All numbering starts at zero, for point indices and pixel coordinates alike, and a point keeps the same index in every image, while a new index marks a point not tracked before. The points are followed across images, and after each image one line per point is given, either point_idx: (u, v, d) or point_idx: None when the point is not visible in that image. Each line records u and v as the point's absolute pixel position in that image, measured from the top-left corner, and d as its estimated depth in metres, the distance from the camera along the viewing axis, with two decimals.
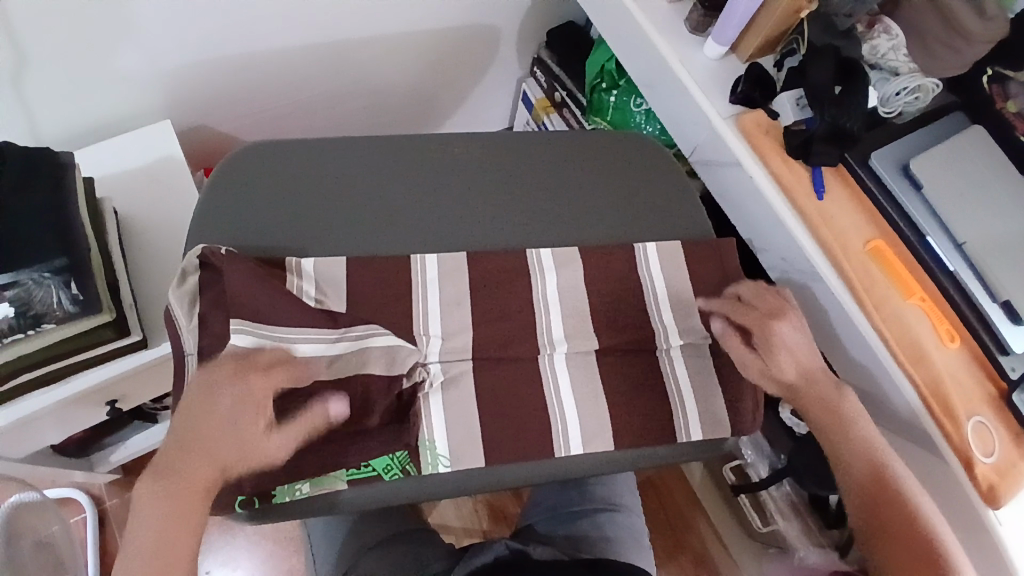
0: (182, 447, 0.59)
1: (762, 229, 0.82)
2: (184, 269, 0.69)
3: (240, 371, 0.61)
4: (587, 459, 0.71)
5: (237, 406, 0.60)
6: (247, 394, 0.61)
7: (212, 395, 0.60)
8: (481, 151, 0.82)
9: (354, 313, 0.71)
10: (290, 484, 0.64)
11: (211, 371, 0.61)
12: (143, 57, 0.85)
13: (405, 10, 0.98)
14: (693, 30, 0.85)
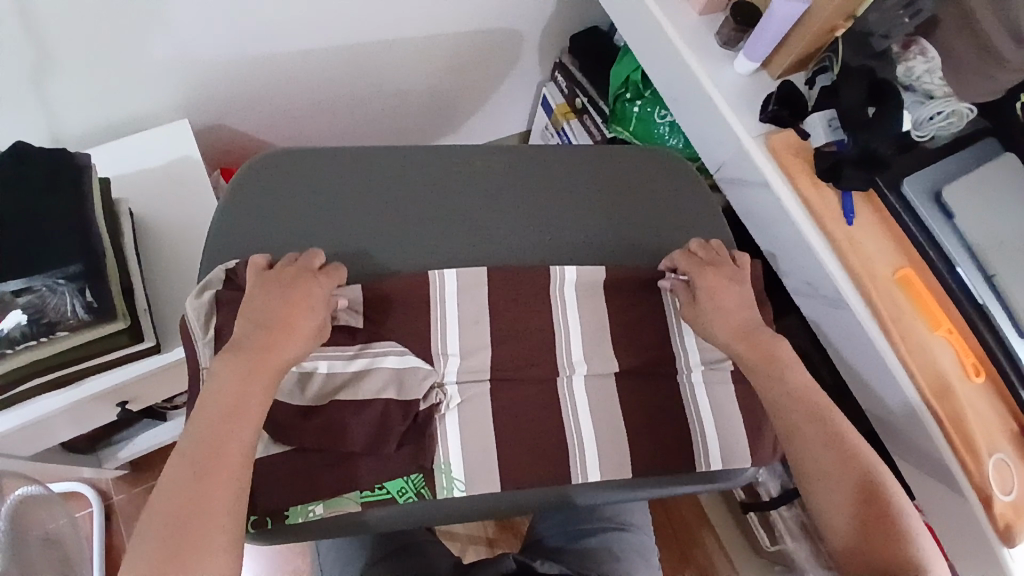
0: (185, 463, 0.56)
1: (788, 251, 0.81)
2: (206, 281, 0.69)
3: (255, 364, 0.62)
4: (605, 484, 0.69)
5: (238, 396, 0.60)
6: (249, 385, 0.61)
7: (226, 381, 0.61)
8: (503, 163, 0.80)
9: (371, 330, 0.70)
10: (303, 505, 0.64)
11: (232, 362, 0.62)
12: (162, 56, 0.84)
13: (428, 13, 0.96)
14: (724, 44, 0.83)
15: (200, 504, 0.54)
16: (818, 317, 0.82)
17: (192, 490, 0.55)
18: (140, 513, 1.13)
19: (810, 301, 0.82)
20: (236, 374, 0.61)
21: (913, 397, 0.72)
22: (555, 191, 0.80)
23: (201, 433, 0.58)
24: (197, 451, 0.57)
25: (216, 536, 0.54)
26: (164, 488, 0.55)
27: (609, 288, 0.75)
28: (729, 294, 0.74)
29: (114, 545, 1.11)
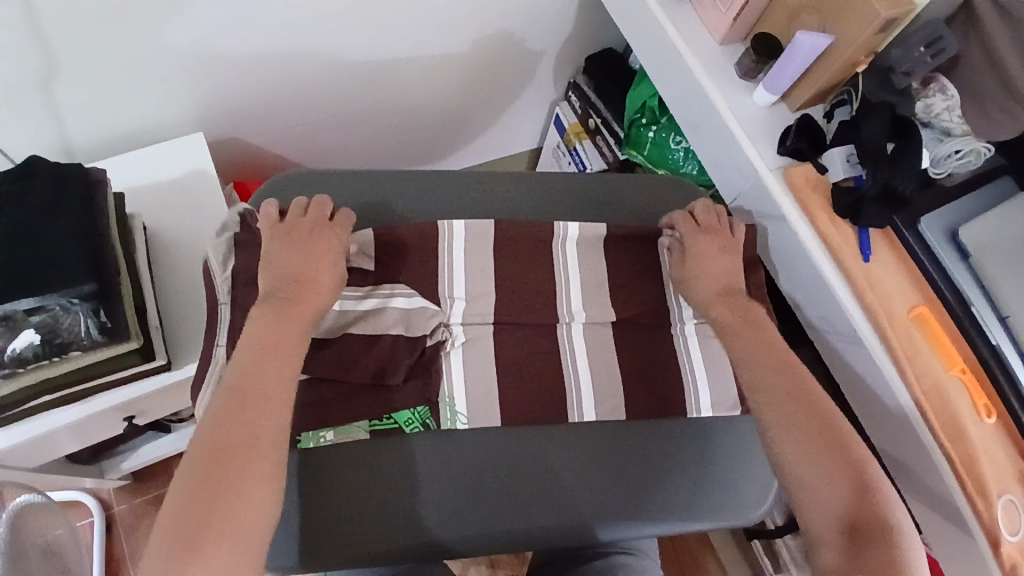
0: (219, 419, 0.57)
1: (805, 287, 0.80)
2: (224, 223, 0.71)
3: (281, 317, 0.62)
4: (616, 493, 0.69)
5: (265, 352, 0.60)
6: (278, 341, 0.61)
7: (255, 337, 0.61)
8: (519, 187, 0.79)
9: (379, 270, 0.71)
10: (314, 432, 0.65)
11: (257, 318, 0.62)
12: (180, 71, 0.83)
13: (447, 31, 0.96)
14: (743, 75, 0.82)
15: (234, 457, 0.55)
16: (833, 356, 0.82)
17: (227, 444, 0.55)
18: (141, 524, 1.12)
19: (825, 338, 0.81)
20: (265, 329, 0.61)
21: (925, 437, 0.72)
22: (569, 216, 0.79)
23: (231, 392, 0.58)
24: (229, 407, 0.57)
25: (252, 492, 0.54)
26: (199, 442, 0.56)
27: (610, 248, 0.76)
28: (725, 263, 0.73)
29: (115, 556, 1.10)
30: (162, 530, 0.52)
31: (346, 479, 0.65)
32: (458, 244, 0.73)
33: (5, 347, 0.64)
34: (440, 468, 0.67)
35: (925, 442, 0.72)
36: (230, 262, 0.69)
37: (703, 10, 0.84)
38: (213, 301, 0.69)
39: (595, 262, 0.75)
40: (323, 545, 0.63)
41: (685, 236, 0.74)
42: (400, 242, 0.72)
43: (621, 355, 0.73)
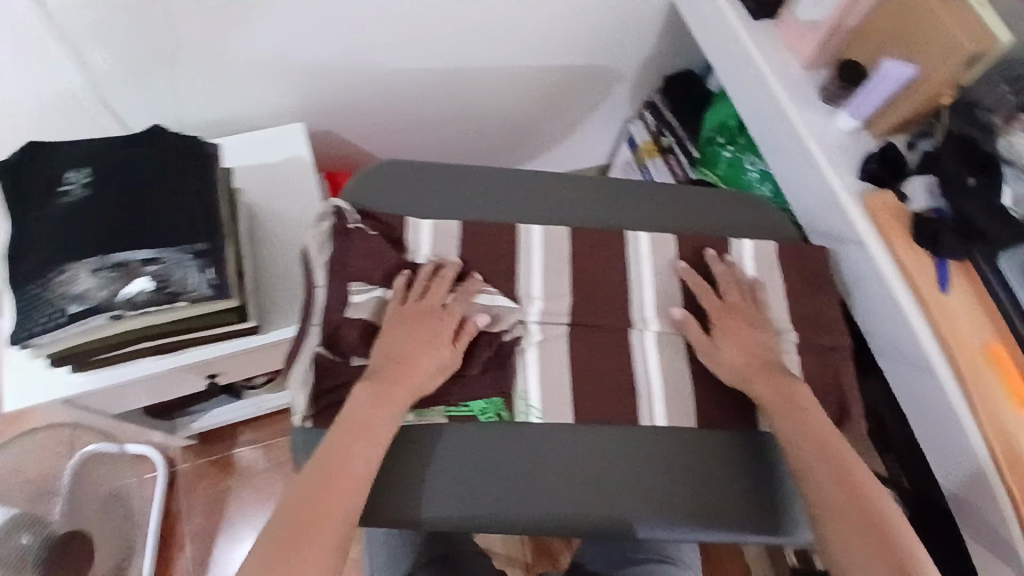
0: (300, 497, 0.58)
1: (878, 314, 0.80)
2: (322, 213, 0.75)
3: (385, 400, 0.65)
4: (669, 496, 0.69)
5: (357, 435, 0.63)
6: (375, 425, 0.64)
7: (349, 421, 0.63)
8: (596, 194, 0.82)
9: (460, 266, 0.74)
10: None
11: (360, 400, 0.65)
12: (290, 65, 0.90)
13: (537, 44, 1.01)
14: (828, 100, 0.84)
15: (313, 532, 0.56)
16: (899, 385, 0.80)
17: (301, 522, 0.56)
18: (200, 484, 1.18)
19: (896, 366, 0.80)
20: (364, 413, 0.64)
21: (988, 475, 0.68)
22: (644, 224, 0.80)
23: (319, 471, 0.60)
24: (311, 487, 0.58)
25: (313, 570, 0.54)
26: (287, 498, 0.59)
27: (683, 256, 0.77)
28: (758, 335, 0.71)
29: (171, 511, 1.17)
30: None
31: (415, 450, 0.69)
32: (534, 241, 0.76)
33: (120, 289, 0.70)
34: (509, 450, 0.70)
35: (988, 481, 0.68)
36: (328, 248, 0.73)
37: (789, 36, 0.86)
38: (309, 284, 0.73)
39: (665, 269, 0.76)
40: (390, 496, 0.67)
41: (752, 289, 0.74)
42: (483, 240, 0.76)
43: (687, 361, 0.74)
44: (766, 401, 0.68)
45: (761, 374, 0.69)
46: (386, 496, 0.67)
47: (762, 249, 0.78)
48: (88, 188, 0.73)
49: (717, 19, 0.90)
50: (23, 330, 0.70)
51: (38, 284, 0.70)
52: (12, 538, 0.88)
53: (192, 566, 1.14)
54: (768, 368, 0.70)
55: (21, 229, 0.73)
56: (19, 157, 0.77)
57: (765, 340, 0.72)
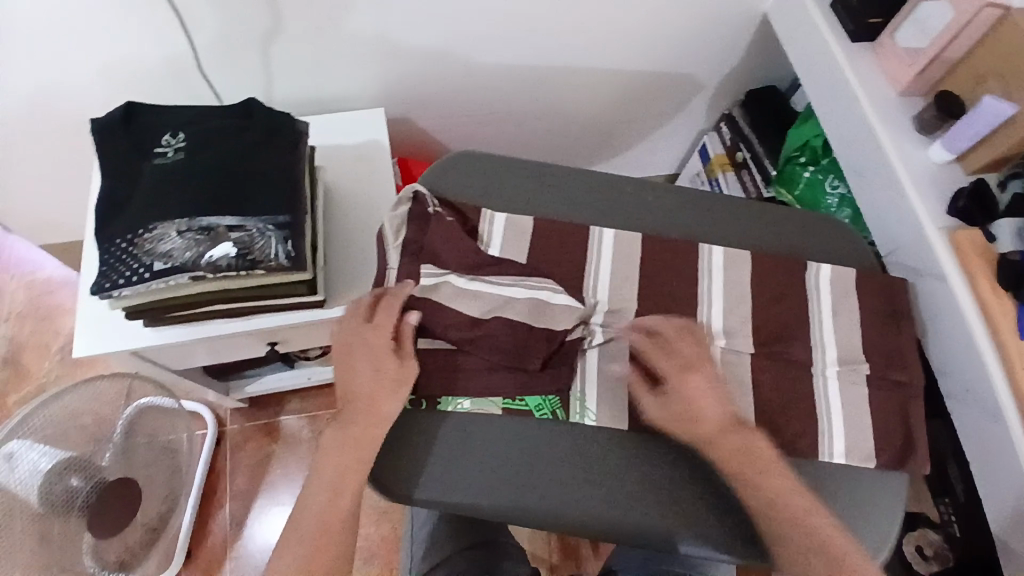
0: (305, 548, 0.62)
1: (951, 353, 0.77)
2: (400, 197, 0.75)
3: (351, 435, 0.66)
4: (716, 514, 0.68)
5: (339, 471, 0.65)
6: (350, 457, 0.65)
7: (329, 461, 0.66)
8: (673, 199, 0.80)
9: (529, 263, 0.74)
10: (454, 397, 0.70)
11: (332, 439, 0.67)
12: (378, 50, 0.92)
13: (622, 49, 1.00)
14: (920, 129, 0.81)
15: (320, 564, 0.61)
16: (965, 431, 0.77)
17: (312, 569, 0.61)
18: (246, 445, 1.24)
19: (966, 410, 0.76)
20: (342, 452, 0.66)
21: None
22: (723, 239, 0.78)
23: (313, 522, 0.63)
24: (311, 538, 0.62)
25: None
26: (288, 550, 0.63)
27: (757, 275, 0.75)
28: (709, 396, 0.67)
29: (217, 467, 1.22)
30: None
31: (468, 436, 0.69)
32: (606, 244, 0.76)
33: (205, 252, 0.72)
34: (512, 441, 0.69)
35: None
36: (404, 232, 0.74)
37: (885, 60, 0.84)
38: (383, 266, 0.75)
39: (737, 286, 0.75)
40: (391, 473, 0.67)
41: (800, 329, 0.73)
42: (556, 236, 0.76)
43: (755, 382, 0.70)
44: (727, 464, 0.65)
45: (727, 437, 0.66)
46: (388, 473, 0.67)
47: (838, 273, 0.76)
48: (183, 153, 0.76)
49: (811, 38, 0.89)
50: (106, 282, 0.72)
51: (128, 239, 0.73)
52: (61, 484, 0.88)
53: (230, 523, 1.19)
54: (726, 430, 0.66)
55: (114, 185, 0.76)
56: (116, 113, 0.79)
57: (723, 400, 0.67)
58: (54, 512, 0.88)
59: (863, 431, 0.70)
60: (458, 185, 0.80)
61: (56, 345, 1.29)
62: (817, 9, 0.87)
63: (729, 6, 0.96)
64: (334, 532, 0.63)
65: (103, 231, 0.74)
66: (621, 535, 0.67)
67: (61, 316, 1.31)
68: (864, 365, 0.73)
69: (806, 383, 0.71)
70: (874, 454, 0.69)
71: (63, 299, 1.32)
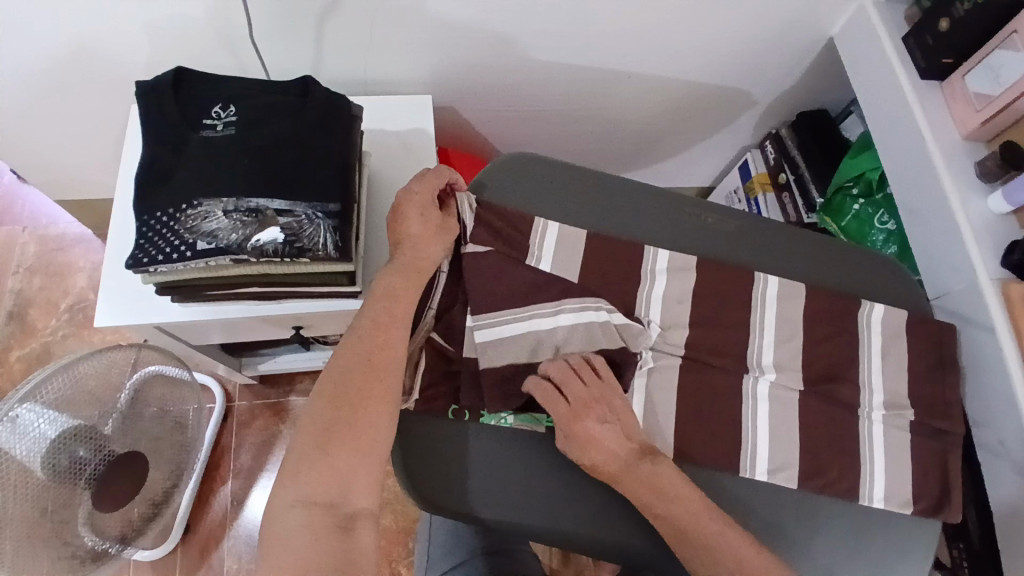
0: (351, 383, 0.63)
1: (991, 405, 0.76)
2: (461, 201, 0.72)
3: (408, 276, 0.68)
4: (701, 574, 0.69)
5: (383, 308, 0.66)
6: (394, 303, 0.67)
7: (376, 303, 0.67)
8: (732, 224, 0.78)
9: (583, 283, 0.73)
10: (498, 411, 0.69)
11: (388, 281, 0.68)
12: (437, 35, 0.89)
13: (680, 58, 0.98)
14: (981, 175, 0.80)
15: (370, 392, 0.63)
16: (995, 482, 0.77)
17: (359, 400, 0.62)
18: (252, 423, 1.22)
19: (998, 463, 0.76)
20: (386, 297, 0.67)
21: None
22: (777, 269, 0.77)
23: (363, 359, 0.64)
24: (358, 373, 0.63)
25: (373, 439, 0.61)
26: (329, 389, 0.63)
27: (809, 308, 0.74)
28: (607, 438, 0.64)
29: (221, 444, 1.20)
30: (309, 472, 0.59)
31: (509, 453, 0.68)
32: (661, 265, 0.74)
33: (251, 236, 0.70)
34: (552, 463, 0.68)
35: None
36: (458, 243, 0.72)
37: (954, 102, 0.83)
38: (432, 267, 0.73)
39: (787, 319, 0.74)
40: (426, 480, 0.66)
41: (845, 369, 0.73)
42: (611, 257, 0.74)
43: (800, 420, 0.70)
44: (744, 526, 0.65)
45: None
46: (420, 478, 0.66)
47: (889, 315, 0.75)
48: (233, 128, 0.74)
49: (882, 70, 0.88)
50: (143, 256, 0.69)
51: (169, 214, 0.70)
52: (66, 454, 0.84)
53: (230, 500, 1.17)
54: (631, 464, 0.64)
55: (161, 153, 0.73)
56: (165, 77, 0.76)
57: (620, 437, 0.65)
58: (59, 482, 0.84)
59: (902, 477, 0.70)
60: (519, 189, 0.77)
61: (64, 303, 1.25)
62: (891, 42, 0.86)
63: (793, 30, 0.95)
64: (380, 372, 0.64)
65: (143, 201, 0.71)
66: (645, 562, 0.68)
67: (72, 274, 1.27)
68: (906, 413, 0.72)
69: (848, 424, 0.71)
70: (911, 500, 0.69)
71: (76, 256, 1.28)
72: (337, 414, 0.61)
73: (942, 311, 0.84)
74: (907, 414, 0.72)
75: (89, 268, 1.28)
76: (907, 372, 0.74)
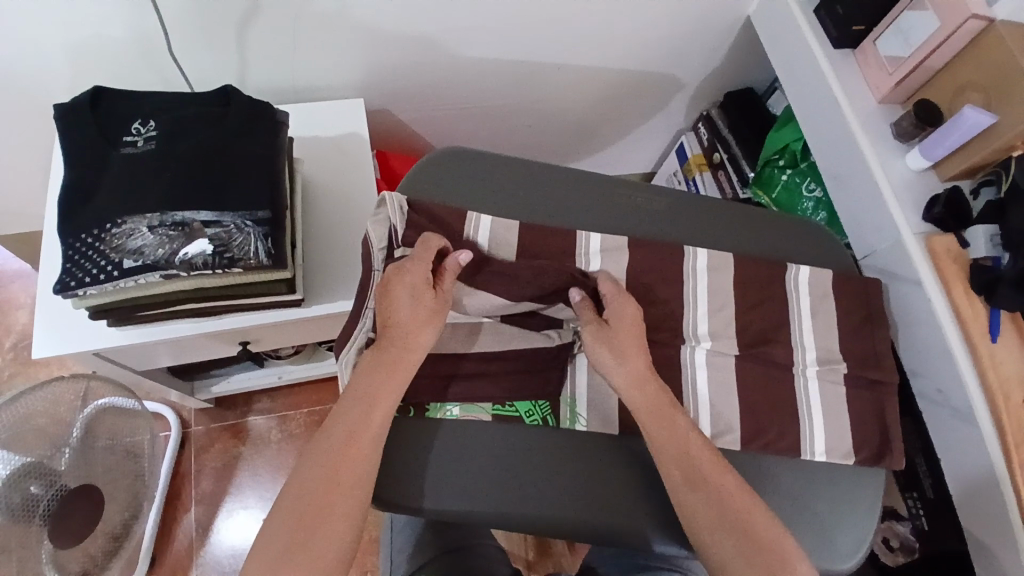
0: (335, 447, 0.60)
1: (924, 354, 0.79)
2: (384, 199, 0.72)
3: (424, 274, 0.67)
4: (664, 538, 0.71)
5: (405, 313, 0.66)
6: (412, 307, 0.66)
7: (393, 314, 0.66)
8: (663, 202, 0.80)
9: None
10: (442, 403, 0.69)
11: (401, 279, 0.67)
12: (361, 38, 0.89)
13: (607, 44, 1.00)
14: (898, 137, 0.83)
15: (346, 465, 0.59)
16: (936, 428, 0.79)
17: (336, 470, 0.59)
18: (212, 447, 1.19)
19: (935, 409, 0.79)
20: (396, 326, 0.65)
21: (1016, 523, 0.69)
22: (709, 243, 0.79)
23: (354, 417, 0.62)
24: (344, 437, 0.60)
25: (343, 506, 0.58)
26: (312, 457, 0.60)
27: (741, 276, 0.76)
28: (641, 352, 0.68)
29: (181, 472, 1.18)
30: (278, 540, 0.55)
31: (457, 444, 0.68)
32: (594, 248, 0.75)
33: (179, 249, 0.69)
34: (501, 446, 0.68)
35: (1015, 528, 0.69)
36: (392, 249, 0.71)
37: (867, 68, 0.86)
38: (366, 270, 0.73)
39: (721, 289, 0.75)
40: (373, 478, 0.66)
41: (781, 331, 0.75)
42: (540, 246, 0.74)
43: (739, 384, 0.72)
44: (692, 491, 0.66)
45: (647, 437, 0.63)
46: None
47: (817, 275, 0.78)
48: (154, 143, 0.73)
49: (798, 43, 0.90)
50: (69, 280, 0.68)
51: (93, 235, 0.69)
52: (19, 493, 0.82)
53: (196, 527, 1.14)
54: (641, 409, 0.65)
55: (80, 174, 0.71)
56: (82, 98, 0.75)
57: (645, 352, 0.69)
58: (13, 521, 0.81)
59: (842, 430, 0.71)
60: (451, 186, 0.77)
61: (7, 342, 1.22)
62: (803, 16, 0.89)
63: (712, 10, 0.98)
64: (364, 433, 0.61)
65: (66, 224, 0.70)
66: (600, 538, 0.67)
67: (14, 312, 1.24)
68: (842, 368, 0.74)
69: (788, 385, 0.73)
70: (853, 451, 0.71)
71: (15, 293, 1.25)
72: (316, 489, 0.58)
73: (868, 270, 0.87)
74: (843, 369, 0.74)
75: (31, 303, 1.24)
76: (842, 330, 0.76)
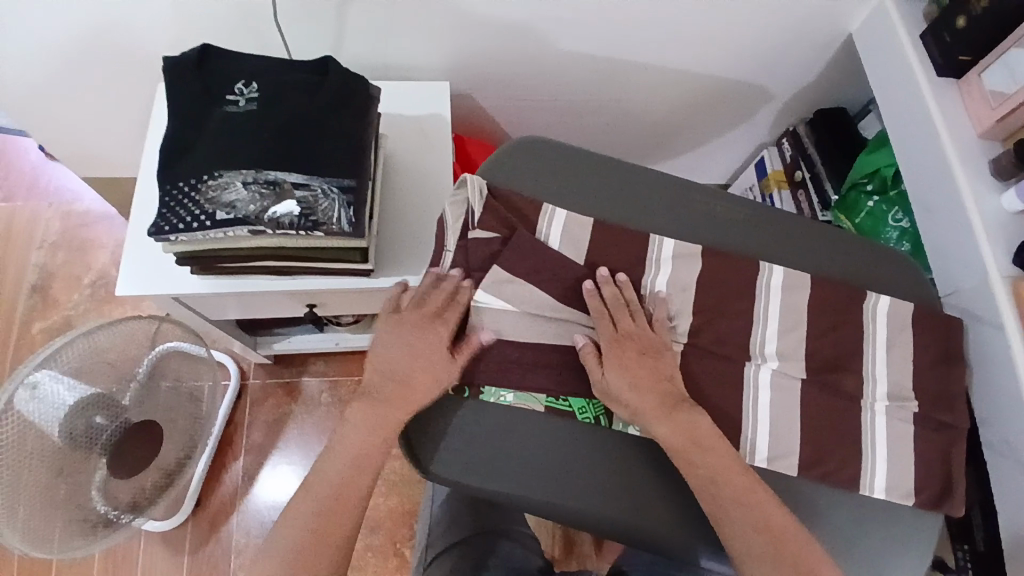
0: (332, 490, 0.67)
1: (997, 402, 0.76)
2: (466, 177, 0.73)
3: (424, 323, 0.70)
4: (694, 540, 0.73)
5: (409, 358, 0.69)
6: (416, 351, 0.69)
7: (396, 351, 0.70)
8: (743, 213, 0.79)
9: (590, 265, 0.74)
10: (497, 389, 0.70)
11: (405, 323, 0.71)
12: (456, 22, 0.90)
13: (695, 50, 0.99)
14: (995, 173, 0.80)
15: (339, 506, 0.66)
16: (999, 482, 0.76)
17: (328, 511, 0.66)
18: (265, 400, 1.24)
19: (1002, 461, 0.76)
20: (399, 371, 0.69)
21: None
22: (788, 261, 0.78)
23: (349, 461, 0.68)
24: (342, 479, 0.67)
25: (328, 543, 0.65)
26: (306, 493, 0.67)
27: (816, 298, 0.74)
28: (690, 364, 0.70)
29: (234, 421, 1.23)
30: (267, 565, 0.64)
31: (507, 425, 0.69)
32: (667, 254, 0.75)
33: (269, 207, 0.72)
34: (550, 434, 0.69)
35: None
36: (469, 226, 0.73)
37: (970, 100, 0.83)
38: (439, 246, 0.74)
39: (794, 309, 0.74)
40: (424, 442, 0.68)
41: (850, 360, 0.73)
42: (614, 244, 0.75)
43: (802, 406, 0.71)
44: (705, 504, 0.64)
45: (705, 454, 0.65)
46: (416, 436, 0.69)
47: (896, 307, 0.75)
48: (255, 105, 0.76)
49: (900, 68, 0.88)
50: (165, 225, 0.71)
51: (190, 184, 0.72)
52: (83, 421, 0.85)
53: (241, 476, 1.19)
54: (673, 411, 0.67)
55: (183, 126, 0.75)
56: (192, 55, 0.79)
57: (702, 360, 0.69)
58: (74, 449, 0.85)
59: (905, 469, 0.70)
60: (534, 178, 0.78)
61: (87, 278, 1.29)
62: (909, 41, 0.86)
63: (809, 21, 0.95)
64: (360, 477, 0.68)
65: (167, 172, 0.74)
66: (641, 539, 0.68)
67: (95, 251, 1.31)
68: (911, 406, 0.72)
69: (853, 415, 0.71)
70: (914, 492, 0.69)
71: (98, 233, 1.32)
72: (308, 525, 0.65)
73: (947, 304, 0.84)
74: (912, 407, 0.72)
75: (110, 244, 1.32)
76: (916, 367, 0.74)
